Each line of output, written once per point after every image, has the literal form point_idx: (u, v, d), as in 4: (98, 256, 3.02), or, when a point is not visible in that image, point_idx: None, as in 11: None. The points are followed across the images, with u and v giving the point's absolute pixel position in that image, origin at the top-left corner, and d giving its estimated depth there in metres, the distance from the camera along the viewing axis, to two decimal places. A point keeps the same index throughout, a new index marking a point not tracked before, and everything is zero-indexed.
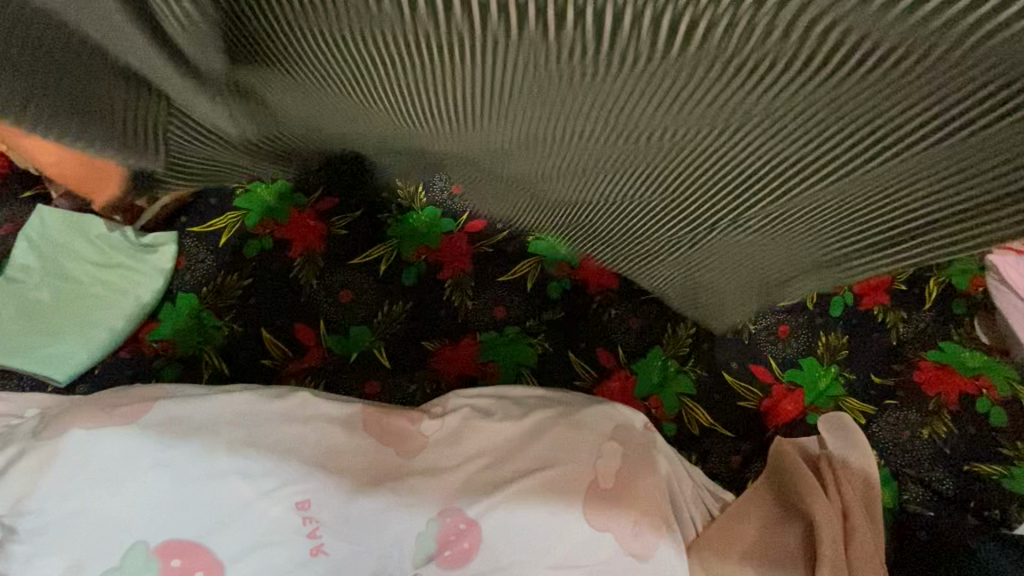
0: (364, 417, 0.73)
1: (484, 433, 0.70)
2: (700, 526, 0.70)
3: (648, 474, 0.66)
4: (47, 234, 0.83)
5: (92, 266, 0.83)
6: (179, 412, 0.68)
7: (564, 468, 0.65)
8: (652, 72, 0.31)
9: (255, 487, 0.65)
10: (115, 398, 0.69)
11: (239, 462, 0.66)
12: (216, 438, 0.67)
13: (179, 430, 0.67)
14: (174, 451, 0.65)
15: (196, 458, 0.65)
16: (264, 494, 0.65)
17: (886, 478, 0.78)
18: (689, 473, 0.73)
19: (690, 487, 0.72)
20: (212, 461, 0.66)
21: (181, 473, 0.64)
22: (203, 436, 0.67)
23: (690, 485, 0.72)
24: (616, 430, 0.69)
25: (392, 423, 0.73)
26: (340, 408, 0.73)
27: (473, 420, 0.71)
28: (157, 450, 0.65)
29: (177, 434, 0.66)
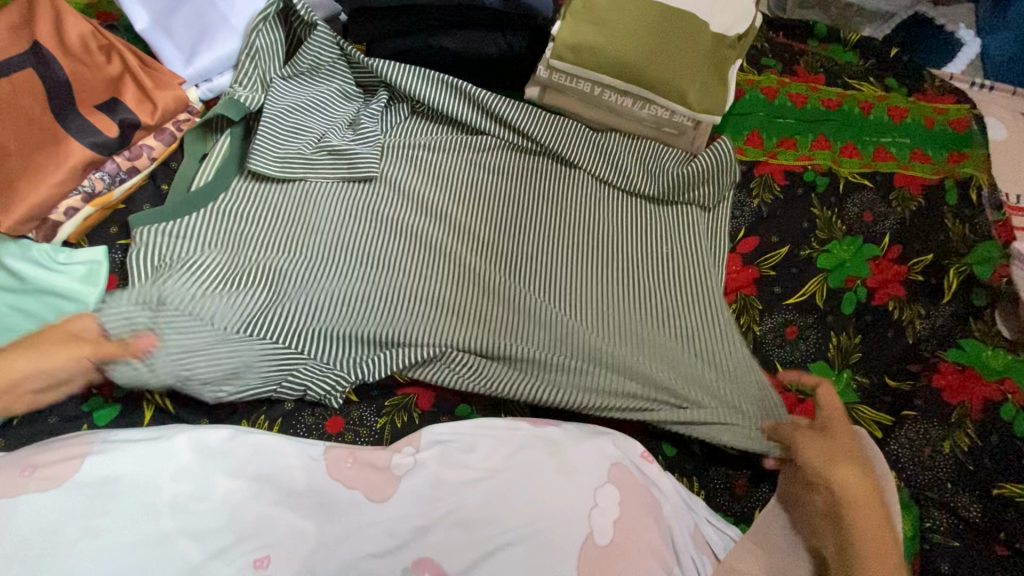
0: (326, 463, 0.64)
1: (464, 473, 0.62)
2: (707, 573, 0.62)
3: (648, 525, 0.59)
4: None
5: (7, 294, 0.69)
6: (114, 473, 0.59)
7: (555, 519, 0.58)
8: (590, 138, 0.90)
9: (204, 547, 0.57)
10: (33, 457, 0.59)
11: (186, 522, 0.58)
12: (157, 501, 0.58)
13: (114, 494, 0.57)
14: (104, 519, 0.56)
15: (134, 520, 0.56)
16: (216, 554, 0.57)
17: (905, 501, 0.71)
18: (691, 511, 0.65)
19: (693, 527, 0.64)
20: (147, 520, 0.57)
21: (114, 540, 0.55)
22: (141, 490, 0.58)
23: (692, 525, 0.64)
24: (610, 471, 0.62)
25: (361, 462, 0.64)
26: (299, 452, 0.64)
27: (451, 457, 0.64)
28: (85, 515, 0.56)
29: (110, 499, 0.57)
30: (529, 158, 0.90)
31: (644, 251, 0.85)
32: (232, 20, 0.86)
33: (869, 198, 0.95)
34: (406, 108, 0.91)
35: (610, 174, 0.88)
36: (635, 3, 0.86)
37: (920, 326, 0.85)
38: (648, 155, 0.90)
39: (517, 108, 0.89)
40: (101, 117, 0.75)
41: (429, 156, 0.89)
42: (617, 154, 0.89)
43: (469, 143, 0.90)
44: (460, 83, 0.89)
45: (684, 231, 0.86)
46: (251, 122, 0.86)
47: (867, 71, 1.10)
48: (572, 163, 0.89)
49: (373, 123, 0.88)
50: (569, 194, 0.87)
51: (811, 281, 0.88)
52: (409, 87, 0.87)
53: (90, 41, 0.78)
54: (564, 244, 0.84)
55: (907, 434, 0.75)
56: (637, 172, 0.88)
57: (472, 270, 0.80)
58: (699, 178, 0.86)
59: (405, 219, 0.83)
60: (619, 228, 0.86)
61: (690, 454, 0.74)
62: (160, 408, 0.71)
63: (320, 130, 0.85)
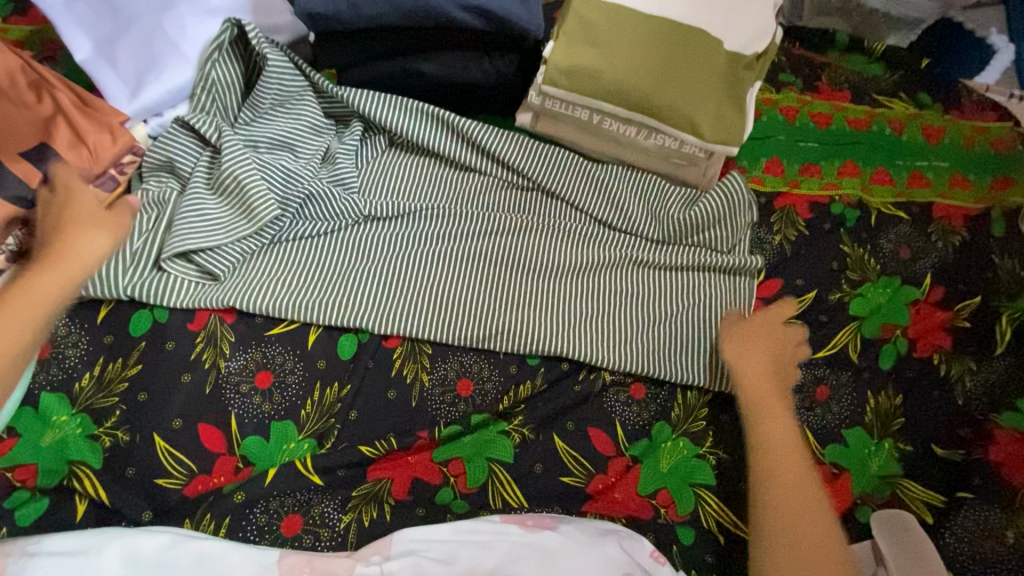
0: (281, 572, 0.54)
1: None
2: None
3: None
4: None
5: None
6: None
7: None
8: (587, 171, 0.80)
9: None
10: None
11: None
12: None
13: None
14: None
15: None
16: None
17: None
18: None
19: None
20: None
21: None
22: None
23: None
24: None
25: (320, 573, 0.55)
26: (248, 563, 0.55)
27: (427, 569, 0.54)
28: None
29: None
30: (518, 196, 0.80)
31: (649, 299, 0.74)
32: (183, 46, 0.76)
33: (905, 232, 0.84)
34: (383, 140, 0.81)
35: (610, 213, 0.78)
36: (636, 18, 0.76)
37: (969, 383, 0.74)
38: (652, 193, 0.80)
39: (508, 141, 0.79)
40: (27, 164, 0.65)
41: (411, 180, 0.80)
42: (615, 191, 0.79)
43: (455, 170, 0.81)
44: (443, 113, 0.80)
45: (697, 278, 0.75)
46: (199, 156, 0.74)
47: (896, 85, 0.99)
48: (566, 197, 0.78)
49: (348, 159, 0.79)
50: (566, 233, 0.76)
51: (843, 330, 0.77)
52: (386, 113, 0.78)
53: (19, 77, 0.69)
54: (571, 286, 0.74)
55: (964, 522, 0.64)
56: (641, 214, 0.78)
57: (471, 321, 0.70)
58: (708, 221, 0.77)
59: (395, 261, 0.73)
60: (623, 276, 0.75)
61: (710, 545, 0.64)
62: (94, 500, 0.61)
63: (286, 157, 0.76)
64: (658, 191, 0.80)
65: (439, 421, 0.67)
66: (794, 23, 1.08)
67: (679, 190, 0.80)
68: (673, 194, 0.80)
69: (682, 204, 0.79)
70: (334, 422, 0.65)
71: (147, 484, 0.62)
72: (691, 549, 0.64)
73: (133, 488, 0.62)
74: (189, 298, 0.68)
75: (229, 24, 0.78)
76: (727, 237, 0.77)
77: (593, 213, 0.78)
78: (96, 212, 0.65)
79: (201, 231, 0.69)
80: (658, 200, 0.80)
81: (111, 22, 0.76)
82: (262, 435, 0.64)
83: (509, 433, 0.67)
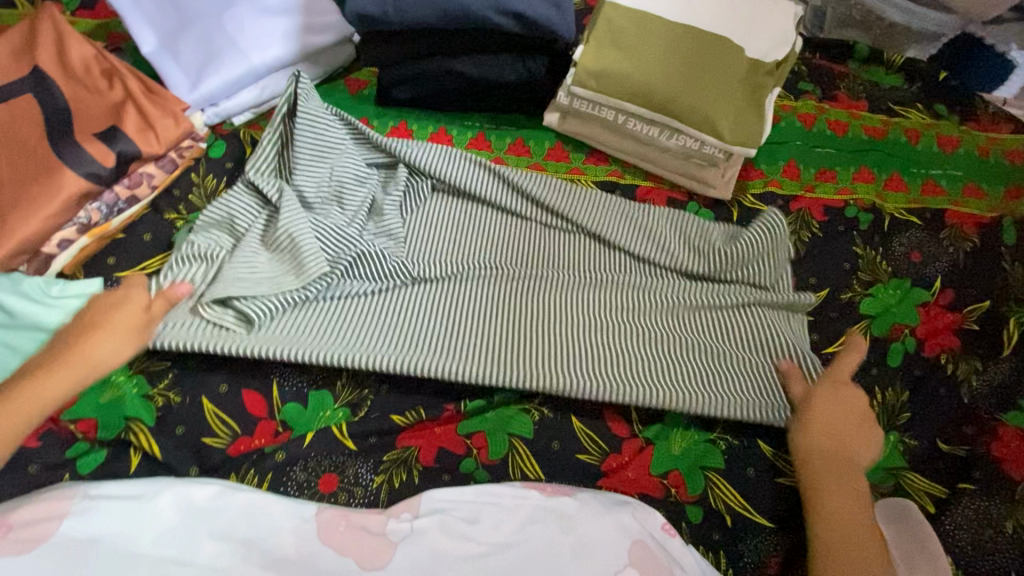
0: (318, 526, 0.59)
1: (467, 547, 0.57)
2: None
3: None
4: None
5: None
6: (90, 535, 0.54)
7: None
8: (629, 213, 0.83)
9: None
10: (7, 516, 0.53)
11: None
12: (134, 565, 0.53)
13: (90, 558, 0.52)
14: None
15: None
16: None
17: None
18: None
19: None
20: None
21: None
22: (122, 551, 0.54)
23: None
24: (632, 549, 0.56)
25: (355, 526, 0.59)
26: (290, 514, 0.59)
27: (453, 526, 0.58)
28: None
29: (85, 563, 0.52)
30: (562, 238, 0.82)
31: (703, 345, 0.74)
32: (241, 43, 0.83)
33: (918, 236, 0.87)
34: (427, 185, 0.83)
35: (656, 257, 0.80)
36: (662, 25, 0.80)
37: (976, 383, 0.76)
38: (695, 236, 0.82)
39: (548, 188, 0.83)
40: (99, 145, 0.71)
41: (458, 226, 0.82)
42: (657, 236, 0.81)
43: (499, 217, 0.83)
44: (487, 163, 0.85)
45: (749, 318, 0.76)
46: (257, 215, 0.76)
47: (913, 96, 1.02)
48: (611, 240, 0.80)
49: (395, 210, 0.80)
50: (618, 279, 0.77)
51: (853, 328, 0.80)
52: (431, 162, 0.83)
53: (93, 65, 0.75)
54: (630, 333, 0.74)
55: (963, 513, 0.67)
56: (687, 254, 0.80)
57: (532, 365, 0.69)
58: (751, 255, 0.79)
59: (454, 308, 0.74)
60: (678, 327, 0.75)
61: (718, 524, 0.67)
62: (146, 454, 0.66)
63: (337, 209, 0.78)
64: (698, 232, 0.82)
65: (464, 396, 0.71)
66: (817, 34, 1.11)
67: (716, 228, 0.83)
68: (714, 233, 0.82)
69: (727, 243, 0.81)
70: (368, 392, 0.70)
71: (195, 441, 0.67)
72: (700, 528, 0.67)
73: (181, 445, 0.67)
74: (243, 349, 0.67)
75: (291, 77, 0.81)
76: (773, 273, 0.79)
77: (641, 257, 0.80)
78: (134, 319, 0.65)
79: (252, 281, 0.69)
80: (701, 241, 0.81)
81: (175, 19, 0.83)
82: (300, 402, 0.69)
83: (530, 410, 0.71)
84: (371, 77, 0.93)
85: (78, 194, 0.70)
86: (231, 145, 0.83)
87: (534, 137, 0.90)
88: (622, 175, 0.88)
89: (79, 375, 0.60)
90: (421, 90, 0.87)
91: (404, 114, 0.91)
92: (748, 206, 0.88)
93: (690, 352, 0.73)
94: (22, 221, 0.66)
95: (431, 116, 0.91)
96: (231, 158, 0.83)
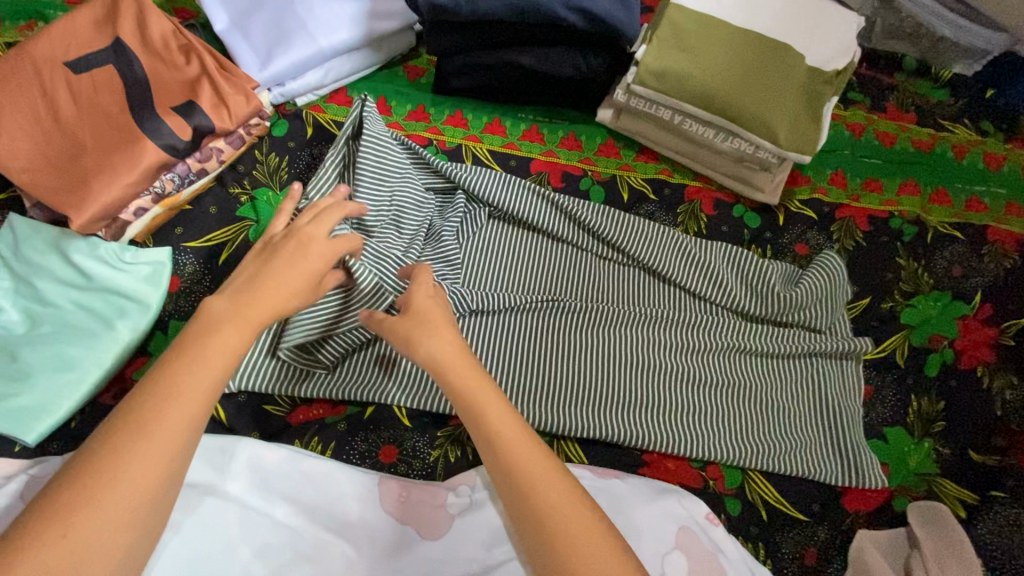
0: (380, 494, 0.63)
1: None
2: None
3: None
4: (20, 253, 0.69)
5: (72, 290, 0.68)
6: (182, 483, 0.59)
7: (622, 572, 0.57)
8: (685, 246, 0.83)
9: (267, 563, 0.56)
10: None
11: (247, 540, 0.57)
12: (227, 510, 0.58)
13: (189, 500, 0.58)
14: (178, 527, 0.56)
15: (204, 525, 0.57)
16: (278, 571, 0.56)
17: None
18: None
19: None
20: (216, 535, 0.57)
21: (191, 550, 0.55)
22: (217, 495, 0.59)
23: None
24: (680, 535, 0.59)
25: (414, 497, 0.63)
26: (352, 482, 0.63)
27: None
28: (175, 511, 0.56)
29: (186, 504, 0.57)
30: (618, 272, 0.82)
31: (753, 391, 0.75)
32: (309, 26, 0.85)
33: (959, 250, 0.89)
34: (484, 214, 0.83)
35: (712, 297, 0.80)
36: (725, 30, 0.82)
37: (1011, 397, 0.78)
38: (751, 272, 0.82)
39: (606, 218, 0.83)
40: (176, 119, 0.74)
41: (512, 252, 0.83)
42: (714, 272, 0.81)
43: (552, 244, 0.83)
44: (544, 190, 0.84)
45: (800, 366, 0.77)
46: None
47: (961, 112, 1.02)
48: (664, 276, 0.81)
49: (452, 236, 0.80)
50: (679, 319, 0.78)
51: (892, 336, 0.82)
52: (487, 189, 0.82)
53: (171, 39, 0.77)
54: (690, 379, 0.75)
55: (995, 518, 0.70)
56: (742, 293, 0.80)
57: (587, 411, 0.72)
58: (810, 298, 0.79)
59: (515, 346, 0.75)
60: (737, 375, 0.76)
61: (755, 517, 0.70)
62: (212, 417, 0.69)
63: (394, 236, 0.77)
64: (755, 267, 0.83)
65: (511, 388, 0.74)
66: (863, 44, 1.10)
67: (771, 263, 0.83)
68: (771, 271, 0.82)
69: (786, 284, 0.81)
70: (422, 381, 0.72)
71: (257, 408, 0.70)
72: (738, 519, 0.70)
73: (244, 411, 0.70)
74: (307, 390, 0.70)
75: (360, 102, 0.81)
76: (828, 318, 0.79)
77: (698, 295, 0.80)
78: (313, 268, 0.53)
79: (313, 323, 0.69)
80: (758, 279, 0.82)
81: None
82: (357, 379, 0.71)
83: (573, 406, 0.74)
84: (429, 65, 0.95)
85: (156, 165, 0.72)
86: (293, 125, 0.87)
87: (585, 132, 0.92)
88: (671, 173, 0.91)
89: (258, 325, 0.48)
90: (481, 81, 0.89)
91: (460, 103, 0.93)
92: (794, 211, 0.90)
93: (747, 402, 0.75)
94: (106, 187, 0.69)
95: (486, 107, 0.93)
96: (293, 139, 0.85)
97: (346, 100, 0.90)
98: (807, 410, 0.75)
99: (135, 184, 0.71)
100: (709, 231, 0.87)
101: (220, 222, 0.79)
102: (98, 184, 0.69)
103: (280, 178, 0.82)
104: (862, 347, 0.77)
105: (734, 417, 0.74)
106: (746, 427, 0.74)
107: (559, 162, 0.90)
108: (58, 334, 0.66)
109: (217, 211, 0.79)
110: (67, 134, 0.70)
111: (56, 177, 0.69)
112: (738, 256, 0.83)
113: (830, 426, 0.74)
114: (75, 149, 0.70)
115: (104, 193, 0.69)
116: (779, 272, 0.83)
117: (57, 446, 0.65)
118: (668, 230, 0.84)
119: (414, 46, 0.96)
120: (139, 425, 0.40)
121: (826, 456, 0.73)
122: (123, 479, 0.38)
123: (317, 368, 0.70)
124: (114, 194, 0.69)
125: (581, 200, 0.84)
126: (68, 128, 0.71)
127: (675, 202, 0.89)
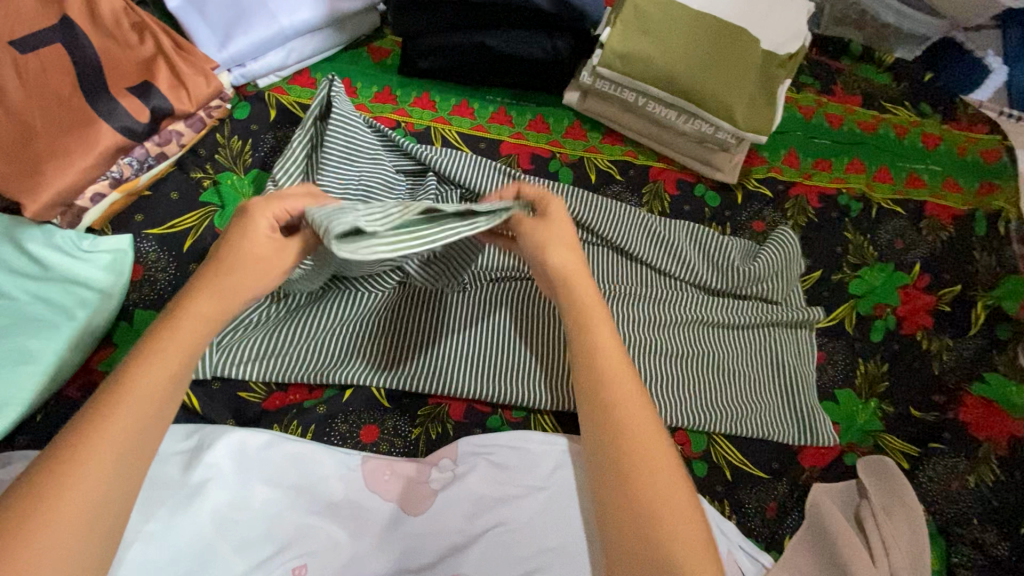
0: (364, 474, 0.64)
1: (505, 490, 0.64)
2: None
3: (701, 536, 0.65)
4: None
5: (29, 281, 0.66)
6: (159, 479, 0.60)
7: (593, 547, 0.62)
8: (649, 224, 0.86)
9: (251, 554, 0.58)
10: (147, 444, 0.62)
11: (231, 528, 0.59)
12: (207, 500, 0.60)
13: (167, 496, 0.59)
14: (161, 520, 0.58)
15: (176, 525, 0.58)
16: (259, 564, 0.58)
17: (932, 533, 0.73)
18: (725, 539, 0.67)
19: (727, 555, 0.66)
20: (199, 528, 0.59)
21: (172, 543, 0.57)
22: (192, 498, 0.60)
23: (726, 552, 0.66)
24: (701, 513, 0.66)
25: (398, 474, 0.64)
26: (334, 464, 0.64)
27: (490, 474, 0.65)
28: (143, 519, 0.57)
29: (166, 498, 0.59)
30: (588, 251, 0.84)
31: (716, 362, 0.79)
32: (269, 5, 0.83)
33: (901, 225, 0.95)
34: (456, 195, 0.83)
35: (677, 272, 0.83)
36: (686, 13, 0.85)
37: (946, 358, 0.85)
38: (712, 244, 0.86)
39: (575, 199, 0.84)
40: (133, 100, 0.71)
41: None
42: (678, 247, 0.85)
43: None
44: (516, 172, 0.85)
45: (760, 337, 0.82)
46: None
47: (903, 93, 1.08)
48: (631, 254, 0.83)
49: None
50: (651, 296, 0.81)
51: (841, 306, 0.88)
52: (458, 172, 0.82)
53: (123, 18, 0.75)
54: (673, 352, 0.79)
55: (935, 467, 0.77)
56: (706, 269, 0.84)
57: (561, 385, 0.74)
58: (767, 272, 0.83)
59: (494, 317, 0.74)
60: (701, 347, 0.80)
61: (720, 477, 0.75)
62: (185, 406, 0.68)
63: None
64: (716, 242, 0.86)
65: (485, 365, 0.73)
66: (813, 29, 1.14)
67: (731, 238, 0.88)
68: (731, 245, 0.87)
69: (747, 258, 0.86)
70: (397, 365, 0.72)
71: (232, 395, 0.69)
72: (704, 480, 0.74)
73: (218, 398, 0.69)
74: (279, 368, 0.69)
75: (326, 84, 0.80)
76: (785, 290, 0.84)
77: (665, 269, 0.83)
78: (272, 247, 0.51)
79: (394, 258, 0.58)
80: (721, 253, 0.86)
81: None
82: (330, 365, 0.70)
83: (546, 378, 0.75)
84: (394, 47, 0.94)
85: (113, 148, 0.70)
86: (255, 107, 0.84)
87: (552, 114, 0.94)
88: (636, 155, 0.93)
89: (200, 329, 0.46)
90: (448, 63, 0.89)
91: (427, 85, 0.93)
92: (751, 189, 0.94)
93: (711, 371, 0.79)
94: (63, 172, 0.67)
95: (453, 89, 0.93)
96: (255, 121, 0.83)
97: (310, 82, 0.89)
98: (768, 376, 0.80)
99: (92, 168, 0.68)
100: (673, 211, 0.90)
101: (182, 208, 0.77)
102: (53, 169, 0.66)
103: (243, 161, 0.80)
104: (810, 316, 0.83)
105: (700, 386, 0.78)
106: (711, 395, 0.78)
107: (527, 144, 0.91)
108: (13, 327, 0.63)
109: (179, 196, 0.77)
110: (14, 117, 0.67)
111: (4, 161, 0.66)
112: (700, 232, 0.87)
113: (789, 392, 0.79)
114: (24, 133, 0.67)
115: (61, 179, 0.66)
116: (738, 247, 0.87)
117: (19, 443, 0.63)
118: (633, 210, 0.87)
119: (378, 26, 0.95)
120: (70, 453, 0.38)
121: (786, 420, 0.78)
122: (61, 505, 0.37)
123: (288, 348, 0.69)
124: (70, 179, 0.67)
125: (549, 181, 0.86)
126: (14, 111, 0.67)
127: (640, 182, 0.91)
